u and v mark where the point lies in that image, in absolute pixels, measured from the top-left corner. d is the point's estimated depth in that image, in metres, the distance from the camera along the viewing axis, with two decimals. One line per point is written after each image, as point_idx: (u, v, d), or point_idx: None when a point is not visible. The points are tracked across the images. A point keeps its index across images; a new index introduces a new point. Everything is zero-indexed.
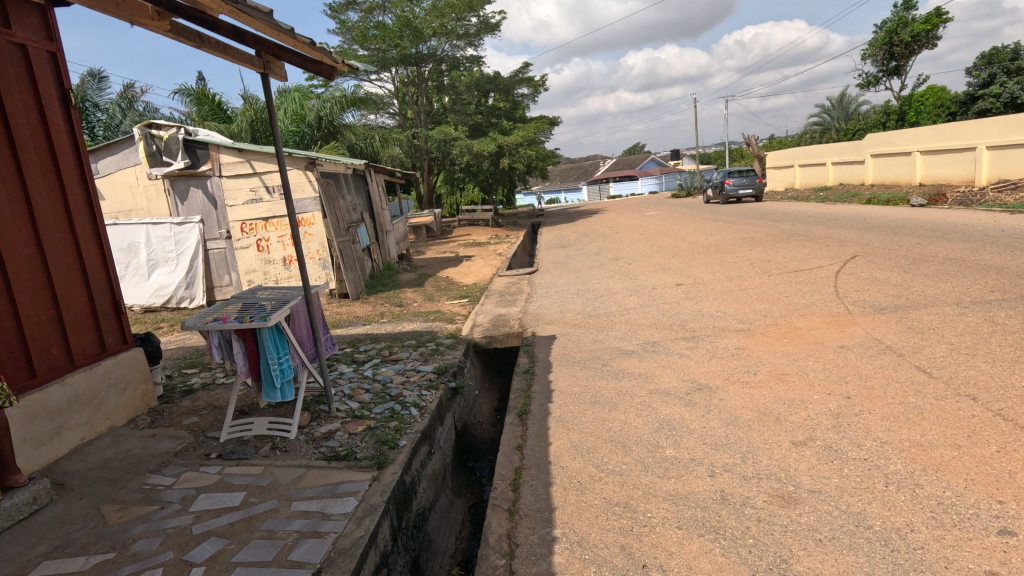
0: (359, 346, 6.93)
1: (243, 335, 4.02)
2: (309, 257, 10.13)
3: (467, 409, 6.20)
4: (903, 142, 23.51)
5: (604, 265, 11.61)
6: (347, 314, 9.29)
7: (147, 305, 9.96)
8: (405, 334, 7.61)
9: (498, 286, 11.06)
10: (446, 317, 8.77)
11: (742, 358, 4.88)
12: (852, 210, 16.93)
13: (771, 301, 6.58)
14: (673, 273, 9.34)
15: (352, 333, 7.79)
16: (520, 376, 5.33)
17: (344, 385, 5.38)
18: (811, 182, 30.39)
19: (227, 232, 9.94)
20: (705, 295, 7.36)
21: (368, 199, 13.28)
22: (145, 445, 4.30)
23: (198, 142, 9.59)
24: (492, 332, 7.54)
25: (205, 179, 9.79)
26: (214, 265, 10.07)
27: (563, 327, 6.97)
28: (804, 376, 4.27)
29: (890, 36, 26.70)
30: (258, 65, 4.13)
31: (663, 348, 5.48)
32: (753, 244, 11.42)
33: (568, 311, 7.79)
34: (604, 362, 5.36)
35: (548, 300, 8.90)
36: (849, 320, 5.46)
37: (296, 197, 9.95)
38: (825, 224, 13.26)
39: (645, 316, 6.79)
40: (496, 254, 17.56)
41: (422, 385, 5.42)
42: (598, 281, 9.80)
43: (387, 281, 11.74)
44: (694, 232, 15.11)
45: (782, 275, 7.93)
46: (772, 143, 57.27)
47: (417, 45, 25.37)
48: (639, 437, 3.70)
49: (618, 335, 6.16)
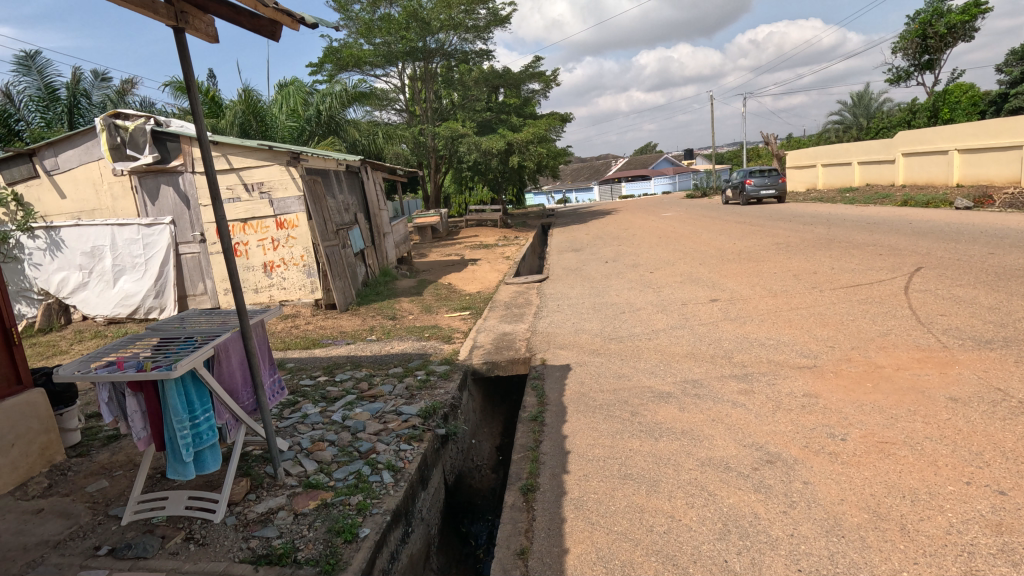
0: (334, 376, 5.79)
1: (140, 390, 2.91)
2: (292, 263, 9.06)
3: (461, 456, 5.07)
4: (939, 140, 22.10)
5: (623, 274, 10.41)
6: (333, 330, 8.19)
7: (112, 315, 8.93)
8: (392, 358, 6.50)
9: (504, 296, 9.98)
10: (444, 335, 7.63)
11: (820, 411, 3.71)
12: (890, 213, 15.61)
13: (835, 326, 5.38)
14: (704, 285, 8.14)
15: (331, 356, 6.66)
16: (525, 427, 4.20)
17: (304, 434, 4.25)
18: (835, 183, 28.92)
19: (201, 234, 8.91)
20: (747, 316, 6.16)
21: (364, 198, 12.21)
22: (21, 529, 3.20)
23: (169, 134, 8.55)
24: (495, 355, 6.38)
25: (177, 175, 8.77)
26: (187, 271, 9.05)
27: (579, 354, 5.80)
28: (918, 449, 3.09)
29: (923, 28, 25.30)
30: (168, 16, 2.99)
31: (708, 392, 4.31)
32: (790, 251, 10.23)
33: (583, 332, 6.64)
34: (633, 410, 4.19)
35: (560, 315, 7.74)
36: (948, 357, 4.27)
37: (277, 196, 8.88)
38: (867, 228, 12.03)
39: (679, 343, 5.61)
40: (503, 258, 16.40)
41: (401, 437, 4.27)
42: (617, 293, 8.66)
43: (382, 289, 10.68)
44: (719, 236, 13.92)
45: (836, 292, 6.71)
46: (790, 142, 55.62)
47: (425, 38, 24.31)
48: (697, 548, 2.56)
49: (648, 369, 4.99)
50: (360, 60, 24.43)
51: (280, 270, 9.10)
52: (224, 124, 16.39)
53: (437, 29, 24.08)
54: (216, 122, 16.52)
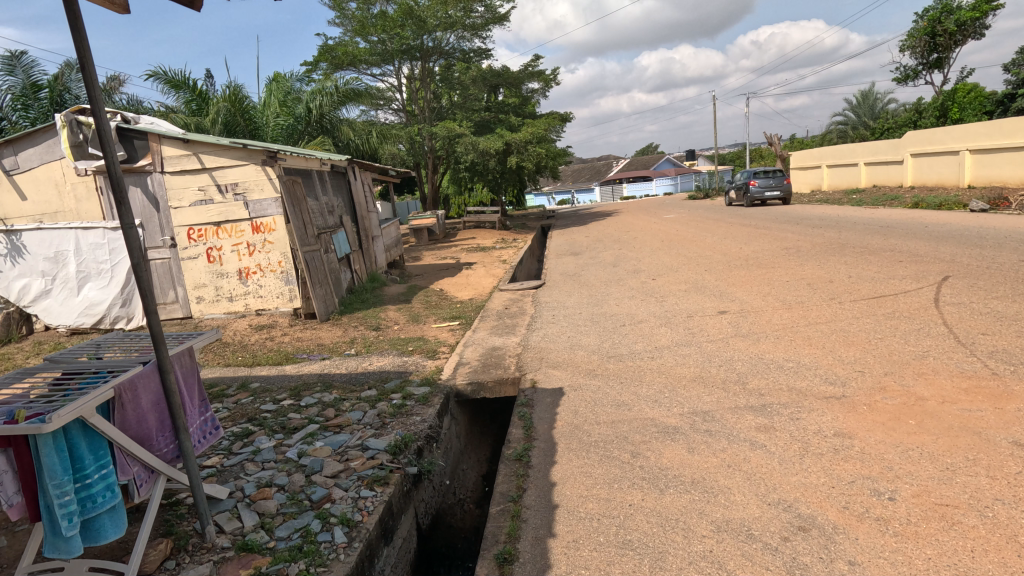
0: (301, 400, 5.20)
1: (10, 445, 2.30)
2: (269, 270, 8.46)
3: (438, 495, 4.45)
4: (950, 140, 21.48)
5: (623, 281, 9.80)
6: (310, 343, 7.60)
7: (75, 325, 8.32)
8: (368, 377, 5.89)
9: (497, 305, 9.38)
10: (429, 348, 7.01)
11: (858, 458, 3.09)
12: (901, 215, 15.01)
13: (863, 346, 4.76)
14: (711, 295, 7.53)
15: (302, 374, 6.06)
16: (507, 469, 3.60)
17: (249, 478, 3.66)
18: (840, 184, 28.28)
19: (171, 239, 8.34)
20: (760, 333, 5.55)
21: (350, 200, 11.60)
22: None
23: (135, 132, 8.05)
24: (481, 374, 5.76)
25: (145, 176, 8.19)
26: (157, 278, 8.46)
27: (574, 376, 5.19)
28: (989, 516, 2.48)
29: (933, 26, 24.68)
30: None
31: (722, 429, 3.70)
32: (802, 256, 9.63)
33: (580, 348, 6.03)
34: (634, 450, 3.58)
35: (555, 328, 7.11)
36: (1003, 389, 3.66)
37: (253, 198, 8.27)
38: (881, 232, 11.42)
39: (685, 365, 5.00)
40: (499, 261, 15.80)
41: (363, 480, 3.65)
42: (617, 303, 8.05)
43: (369, 296, 10.09)
44: (724, 240, 13.32)
45: (859, 304, 6.09)
46: (794, 143, 55.05)
47: (422, 36, 23.75)
48: None
49: (651, 398, 4.37)
50: (356, 58, 23.81)
51: (256, 277, 8.49)
52: (208, 122, 15.88)
53: (435, 27, 23.51)
54: (202, 120, 15.95)
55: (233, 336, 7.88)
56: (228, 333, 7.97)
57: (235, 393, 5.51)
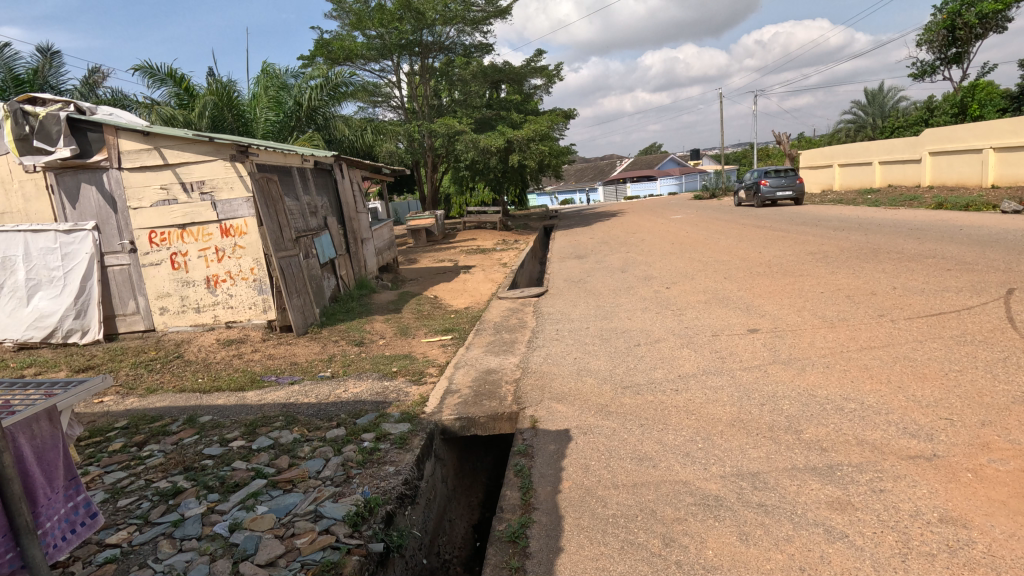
0: (254, 441, 4.31)
1: None
2: (241, 278, 7.60)
3: (415, 570, 3.55)
4: (973, 137, 20.48)
5: (633, 289, 8.91)
6: (282, 361, 6.74)
7: (23, 339, 7.42)
8: (339, 408, 5.01)
9: (494, 316, 8.49)
10: (415, 370, 6.13)
11: (987, 566, 2.21)
12: (927, 217, 14.09)
13: (941, 382, 3.86)
14: (736, 309, 6.63)
15: (264, 404, 5.19)
16: (499, 559, 2.72)
17: (158, 567, 2.79)
18: (853, 184, 27.28)
19: (130, 243, 7.47)
20: (804, 359, 4.65)
21: (337, 200, 10.73)
22: None
23: (89, 123, 7.18)
24: (472, 406, 4.87)
25: (101, 173, 7.34)
26: (115, 286, 7.59)
27: (584, 413, 4.31)
28: None
29: (952, 19, 23.68)
30: None
31: (781, 503, 2.80)
32: (831, 262, 8.72)
33: (588, 375, 5.14)
34: (667, 535, 2.69)
35: (560, 347, 6.21)
36: None
37: (222, 198, 7.41)
38: (914, 235, 10.49)
39: (718, 403, 4.10)
40: (499, 265, 14.90)
41: (307, 571, 2.75)
42: (628, 316, 7.17)
43: (355, 305, 9.22)
44: (740, 243, 12.42)
45: (915, 323, 5.19)
46: (802, 142, 53.93)
47: (421, 30, 22.88)
48: None
49: (680, 450, 3.49)
50: (353, 53, 22.93)
51: (226, 286, 7.62)
52: (193, 116, 15.14)
53: (434, 20, 22.63)
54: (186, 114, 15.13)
55: (197, 353, 7.00)
56: (192, 350, 7.09)
57: (178, 430, 4.61)
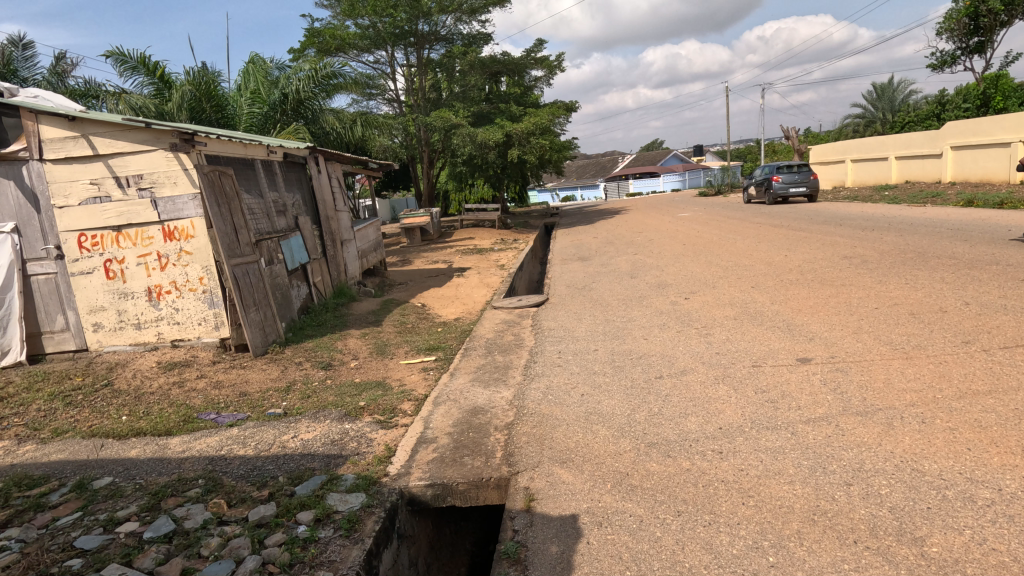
0: (147, 525, 3.16)
1: None
2: (188, 289, 6.47)
3: None
4: (999, 129, 19.24)
5: (646, 299, 7.77)
6: (230, 390, 5.62)
7: None
8: (277, 468, 3.86)
9: (487, 331, 7.36)
10: (385, 407, 4.99)
11: None
12: (959, 215, 12.93)
13: None
14: (776, 329, 5.47)
15: (186, 459, 4.06)
16: None
17: None
18: (866, 179, 26.06)
19: (56, 247, 6.35)
20: (887, 410, 3.51)
21: (312, 198, 9.60)
22: None
23: (5, 107, 6.13)
24: (449, 465, 3.75)
25: (19, 165, 6.22)
26: (40, 299, 6.47)
27: (598, 486, 3.18)
28: None
29: (975, 7, 22.47)
30: None
31: None
32: (876, 268, 7.55)
33: (599, 423, 4.00)
34: None
35: (563, 378, 5.07)
36: None
37: (164, 194, 6.28)
38: (961, 236, 9.31)
39: (782, 479, 2.96)
40: (496, 267, 13.76)
41: None
42: (644, 335, 6.03)
43: (328, 317, 8.10)
44: (762, 244, 11.24)
45: (1019, 356, 4.04)
46: (808, 138, 52.66)
47: (416, 19, 21.65)
48: None
49: (745, 570, 2.35)
50: (345, 43, 21.73)
51: (170, 299, 6.50)
52: (170, 107, 14.05)
53: (430, 9, 21.43)
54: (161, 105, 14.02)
55: (131, 379, 5.87)
56: (125, 375, 5.97)
57: (59, 503, 3.47)
